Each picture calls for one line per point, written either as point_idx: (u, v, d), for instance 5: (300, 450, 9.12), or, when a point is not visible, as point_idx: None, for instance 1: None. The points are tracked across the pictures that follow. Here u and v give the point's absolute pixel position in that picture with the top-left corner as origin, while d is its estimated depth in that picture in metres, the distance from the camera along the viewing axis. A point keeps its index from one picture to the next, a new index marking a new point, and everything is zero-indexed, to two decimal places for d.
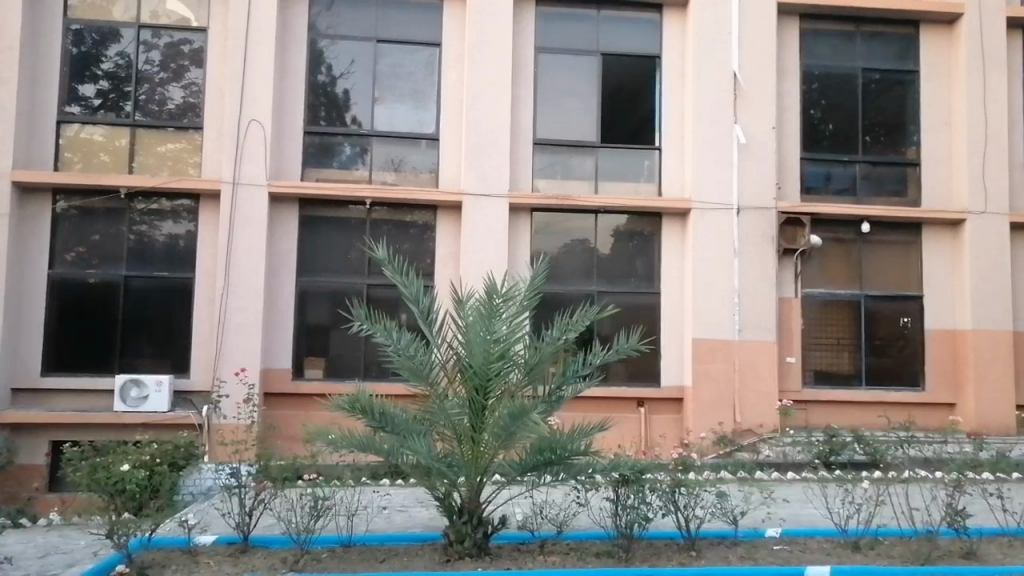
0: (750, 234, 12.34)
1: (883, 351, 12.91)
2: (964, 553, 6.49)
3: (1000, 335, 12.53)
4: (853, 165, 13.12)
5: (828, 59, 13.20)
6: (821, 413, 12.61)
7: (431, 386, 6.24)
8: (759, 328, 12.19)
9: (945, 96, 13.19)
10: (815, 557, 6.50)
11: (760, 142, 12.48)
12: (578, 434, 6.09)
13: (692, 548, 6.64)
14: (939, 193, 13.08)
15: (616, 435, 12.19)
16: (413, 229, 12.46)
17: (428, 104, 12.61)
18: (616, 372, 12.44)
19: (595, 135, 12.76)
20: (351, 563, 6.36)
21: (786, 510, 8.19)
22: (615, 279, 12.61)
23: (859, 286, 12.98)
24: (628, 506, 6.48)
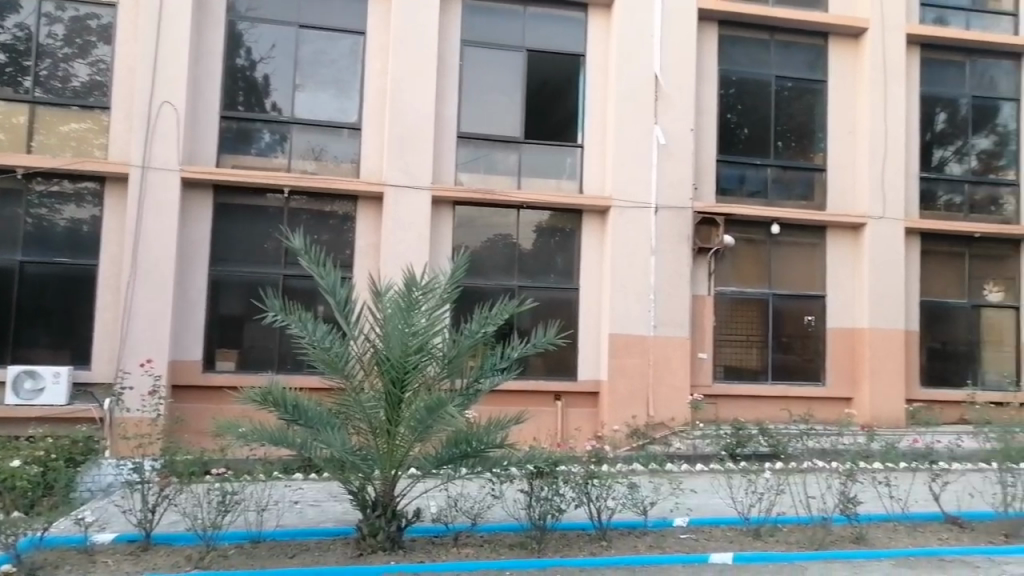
0: (667, 232, 12.69)
1: (789, 348, 13.49)
2: (854, 538, 6.89)
3: (894, 333, 13.30)
4: (765, 168, 13.62)
5: (745, 66, 13.67)
6: (729, 407, 13.08)
7: (347, 378, 6.17)
8: (673, 324, 12.56)
9: (851, 105, 13.84)
10: (718, 544, 6.76)
11: (678, 143, 12.82)
12: (493, 427, 6.13)
13: (603, 539, 6.79)
14: (843, 198, 13.72)
15: (532, 428, 12.32)
16: (333, 220, 12.25)
17: (351, 93, 12.39)
18: (534, 365, 12.55)
19: (519, 130, 12.80)
20: (260, 559, 6.22)
21: (695, 500, 8.46)
22: (535, 274, 12.73)
23: (768, 285, 13.50)
24: (541, 497, 6.57)
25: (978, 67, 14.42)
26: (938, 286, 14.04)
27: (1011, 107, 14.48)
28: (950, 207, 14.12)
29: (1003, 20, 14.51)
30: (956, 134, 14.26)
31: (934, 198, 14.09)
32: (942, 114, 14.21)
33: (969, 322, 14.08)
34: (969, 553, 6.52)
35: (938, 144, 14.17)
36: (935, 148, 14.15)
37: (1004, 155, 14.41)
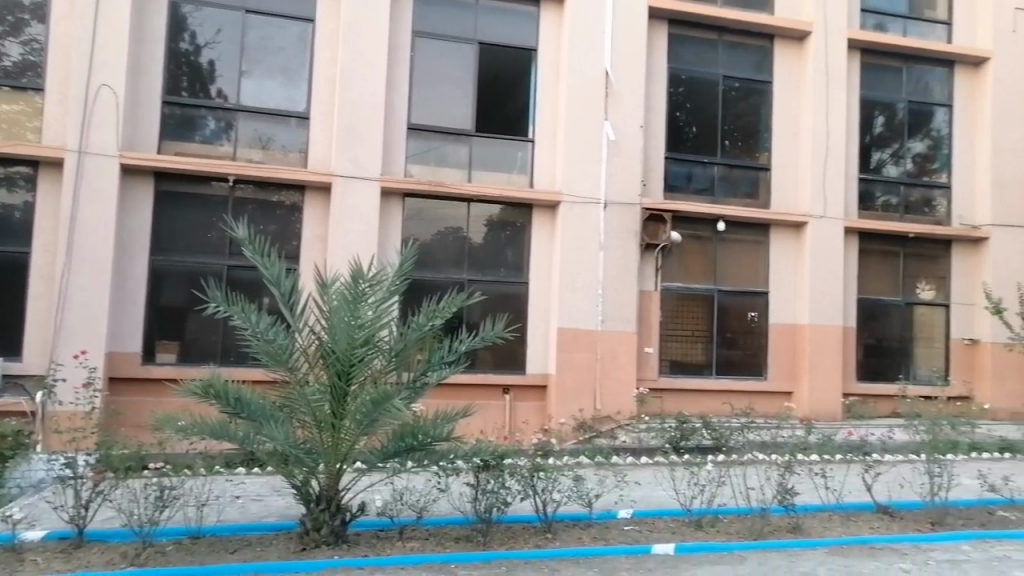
0: (615, 228, 12.83)
1: (733, 343, 13.78)
2: (791, 528, 7.08)
3: (832, 330, 13.71)
4: (713, 166, 13.85)
5: (693, 65, 13.87)
6: (674, 400, 13.31)
7: (291, 371, 6.08)
8: (620, 318, 12.72)
9: (795, 106, 14.18)
10: (661, 536, 6.88)
11: (628, 139, 12.97)
12: (440, 420, 6.11)
13: (548, 531, 6.84)
14: (787, 197, 14.06)
15: (480, 421, 12.34)
16: (280, 210, 12.03)
17: (299, 81, 12.16)
18: (482, 359, 12.55)
19: (470, 123, 12.75)
20: (198, 555, 6.09)
21: (639, 492, 8.58)
22: (485, 268, 12.71)
23: (713, 281, 13.76)
24: (488, 490, 6.59)
25: (915, 73, 14.93)
26: (874, 284, 14.52)
27: (944, 113, 15.04)
28: (887, 207, 14.60)
29: (937, 29, 15.07)
30: (893, 137, 14.74)
31: (872, 199, 14.55)
32: (881, 117, 14.67)
33: (902, 319, 14.61)
34: (898, 540, 6.77)
35: (876, 147, 14.62)
36: (873, 150, 14.60)
37: (937, 158, 14.97)
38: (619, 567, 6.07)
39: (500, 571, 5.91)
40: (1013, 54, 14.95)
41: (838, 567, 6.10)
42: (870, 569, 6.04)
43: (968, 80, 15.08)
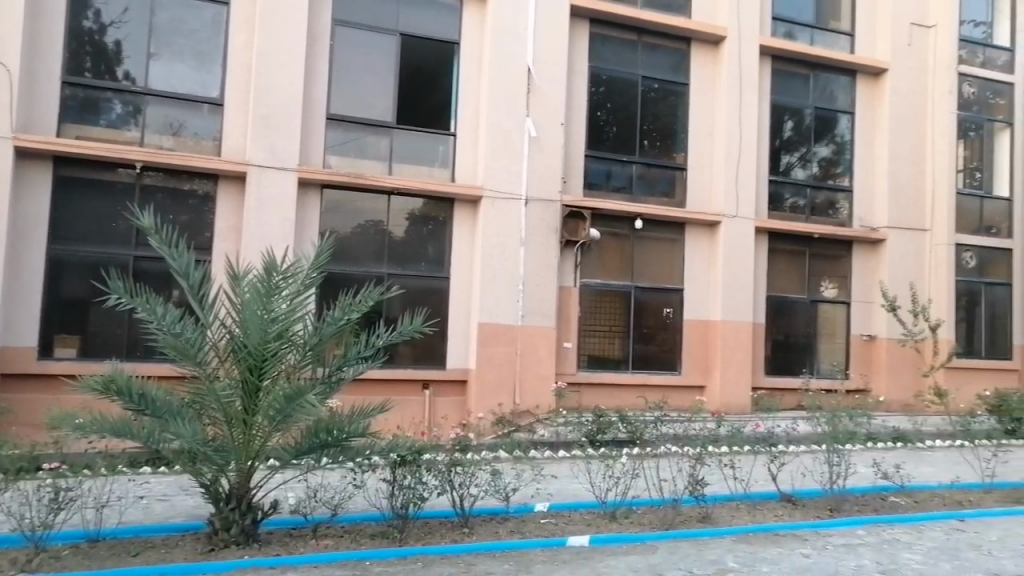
0: (536, 224, 12.93)
1: (649, 338, 14.11)
2: (701, 517, 7.31)
3: (742, 326, 14.23)
4: (631, 165, 14.12)
5: (613, 65, 14.09)
6: (592, 394, 13.52)
7: (199, 366, 5.85)
8: (540, 313, 12.84)
9: (710, 109, 14.62)
10: (577, 528, 6.98)
11: (549, 136, 13.09)
12: (356, 416, 6.02)
13: (465, 526, 6.83)
14: (701, 197, 14.48)
15: (398, 416, 12.23)
16: (192, 199, 11.58)
17: (212, 66, 11.72)
18: (402, 354, 12.43)
19: (391, 115, 12.57)
20: (97, 559, 5.79)
21: (556, 485, 8.68)
22: (406, 262, 12.58)
23: (630, 277, 14.04)
24: (404, 486, 6.53)
25: (821, 80, 15.62)
26: (782, 282, 15.14)
27: (848, 120, 15.79)
28: (795, 209, 15.23)
29: (842, 39, 15.78)
30: (801, 141, 15.38)
31: (781, 200, 15.14)
32: (790, 122, 15.28)
33: (807, 316, 15.29)
34: (800, 527, 7.08)
35: (785, 150, 15.23)
36: (783, 153, 15.20)
37: (841, 163, 15.70)
38: (534, 559, 6.13)
39: (416, 566, 5.87)
40: (909, 67, 15.85)
41: (744, 553, 6.34)
42: (774, 555, 6.30)
43: (869, 89, 15.89)
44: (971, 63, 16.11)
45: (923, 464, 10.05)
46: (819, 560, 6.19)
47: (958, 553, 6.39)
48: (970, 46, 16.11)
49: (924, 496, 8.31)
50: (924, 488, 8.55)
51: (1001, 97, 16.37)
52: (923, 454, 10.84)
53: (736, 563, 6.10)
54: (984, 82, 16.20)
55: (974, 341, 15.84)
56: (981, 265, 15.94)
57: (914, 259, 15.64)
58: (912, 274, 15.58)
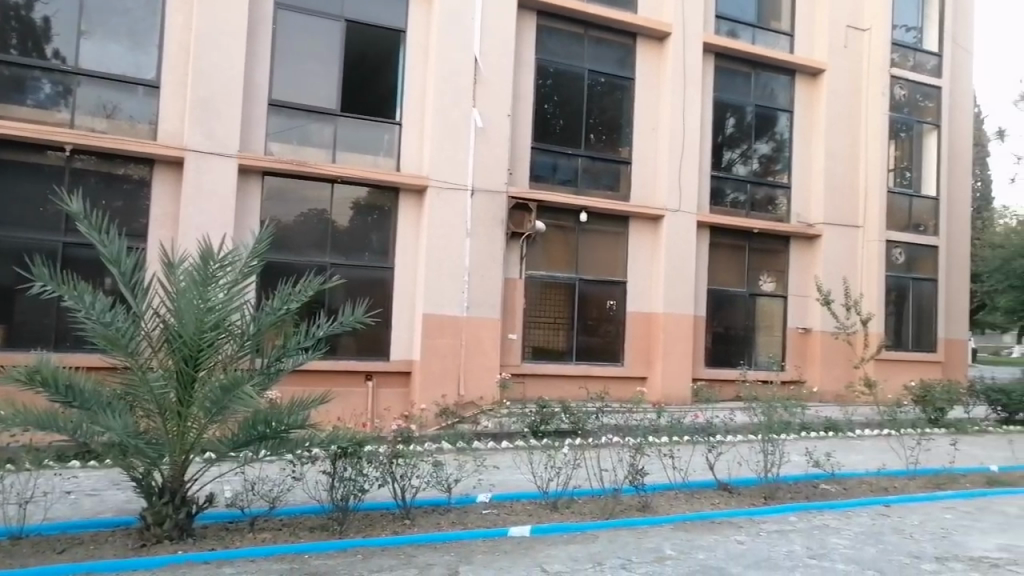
0: (481, 215, 12.92)
1: (593, 330, 14.25)
2: (640, 506, 7.41)
3: (684, 318, 14.50)
4: (577, 158, 14.18)
5: (560, 58, 14.13)
6: (536, 385, 13.61)
7: (131, 357, 5.65)
8: (485, 304, 12.84)
9: (654, 104, 14.81)
10: (517, 518, 7.02)
11: (495, 127, 13.06)
12: (295, 407, 5.90)
13: (406, 517, 6.80)
14: (645, 191, 14.67)
15: (340, 408, 12.07)
16: (126, 184, 11.19)
17: (147, 46, 11.33)
18: (345, 345, 12.27)
19: (335, 103, 12.35)
20: (19, 557, 5.57)
21: (498, 476, 8.70)
22: (349, 252, 12.41)
23: (575, 270, 14.14)
24: (344, 478, 6.46)
25: (762, 79, 15.96)
26: (722, 276, 15.46)
27: (787, 118, 16.18)
28: (735, 204, 15.56)
29: (782, 39, 16.15)
30: (742, 138, 15.71)
31: (722, 196, 15.45)
32: (731, 119, 15.58)
33: (746, 309, 15.66)
34: (736, 515, 7.26)
35: (727, 147, 15.54)
36: (724, 149, 15.50)
37: (780, 160, 16.09)
38: (475, 550, 6.14)
39: (355, 558, 5.82)
40: (844, 68, 16.34)
41: (681, 541, 6.47)
42: (710, 542, 6.45)
43: (807, 89, 16.32)
44: (903, 66, 16.68)
45: (852, 453, 10.41)
46: (753, 546, 6.37)
47: (882, 538, 6.65)
48: (902, 49, 16.67)
49: (853, 483, 8.61)
50: (853, 476, 8.86)
51: (930, 100, 17.00)
52: (852, 443, 11.23)
53: (674, 550, 6.22)
54: (914, 85, 16.79)
55: (902, 335, 16.47)
56: (910, 261, 16.56)
57: (847, 255, 16.16)
58: (845, 269, 16.11)
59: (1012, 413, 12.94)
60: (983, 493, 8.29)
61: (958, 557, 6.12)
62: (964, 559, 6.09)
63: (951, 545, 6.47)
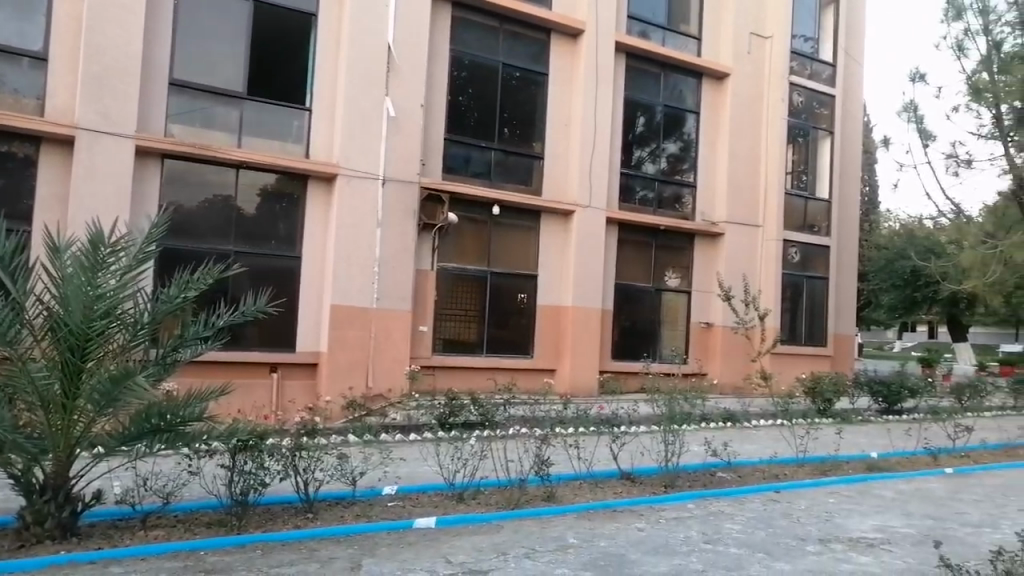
0: (393, 206, 12.78)
1: (504, 323, 14.31)
2: (545, 496, 7.50)
3: (592, 311, 14.80)
4: (490, 151, 14.19)
5: (475, 50, 14.09)
6: (446, 377, 13.58)
7: (9, 347, 5.25)
8: (395, 295, 12.72)
9: (567, 100, 15.00)
10: (423, 510, 6.99)
11: (408, 117, 12.93)
12: (191, 400, 5.63)
13: (309, 511, 6.65)
14: (557, 186, 14.85)
15: (243, 400, 11.70)
16: (10, 162, 10.46)
17: (34, 16, 10.64)
18: (248, 335, 11.90)
19: (241, 85, 11.92)
20: None
21: (405, 468, 8.64)
22: (254, 240, 12.03)
23: (487, 263, 14.16)
24: (243, 472, 6.26)
25: (670, 81, 16.40)
26: (630, 271, 15.85)
27: (694, 119, 16.69)
28: (644, 201, 15.96)
29: (690, 43, 16.65)
30: (651, 137, 16.12)
31: (631, 193, 15.82)
32: (642, 118, 15.96)
33: (652, 303, 16.10)
34: (636, 503, 7.47)
35: (637, 145, 15.91)
36: (634, 147, 15.87)
37: (687, 160, 16.58)
38: (379, 543, 6.08)
39: (254, 554, 5.66)
40: (747, 74, 17.00)
41: (583, 530, 6.60)
42: (611, 530, 6.61)
43: (712, 92, 16.87)
44: (801, 74, 17.54)
45: (747, 443, 10.88)
46: (651, 533, 6.57)
47: (772, 522, 6.99)
48: (800, 58, 17.52)
49: (748, 471, 9.01)
50: (748, 464, 9.28)
51: (825, 108, 17.93)
52: (748, 432, 11.75)
53: (576, 539, 6.34)
54: (811, 93, 17.66)
55: (796, 330, 17.32)
56: (805, 259, 17.44)
57: (747, 253, 16.85)
58: (745, 267, 16.79)
59: (891, 403, 13.83)
60: (864, 478, 8.84)
61: (839, 539, 6.49)
62: (844, 540, 6.47)
63: (833, 527, 6.86)
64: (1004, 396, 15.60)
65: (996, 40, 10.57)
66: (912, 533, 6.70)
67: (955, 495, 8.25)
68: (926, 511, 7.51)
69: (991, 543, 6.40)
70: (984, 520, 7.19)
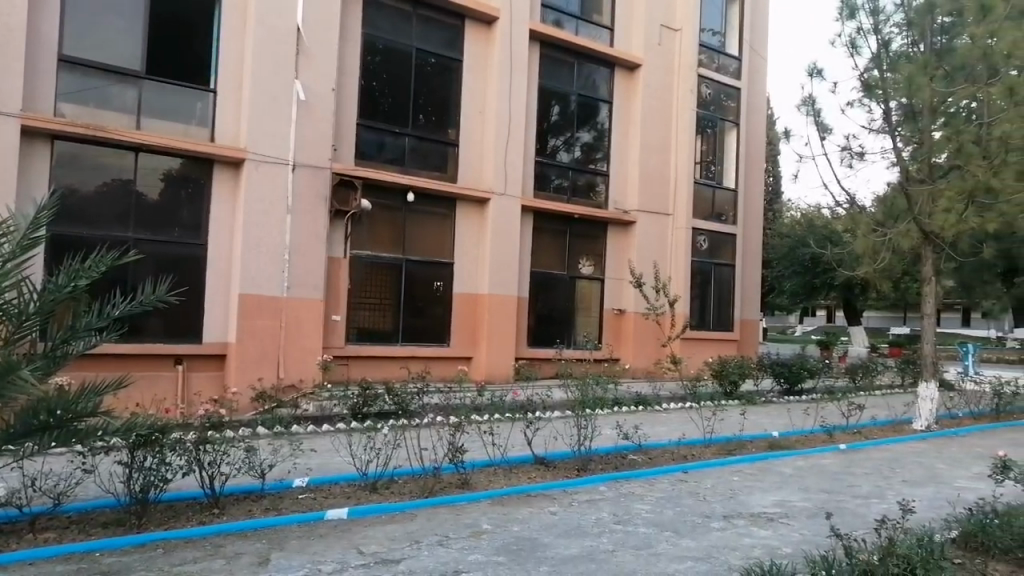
0: (304, 191, 12.45)
1: (420, 312, 14.20)
2: (459, 483, 7.50)
3: (507, 299, 14.88)
4: (404, 137, 14.00)
5: (388, 34, 13.84)
6: (359, 367, 13.39)
7: None
8: (306, 284, 12.42)
9: (481, 88, 14.96)
10: (335, 501, 6.88)
11: (319, 101, 12.61)
12: (86, 394, 5.24)
13: (215, 506, 6.45)
14: (472, 173, 14.82)
15: (147, 393, 11.23)
16: None
17: None
18: (150, 326, 11.39)
19: (139, 64, 11.36)
20: None
21: (316, 459, 8.46)
22: (156, 227, 11.50)
23: (402, 251, 14.00)
24: (143, 468, 6.02)
25: (584, 70, 16.57)
26: (544, 259, 15.99)
27: (607, 109, 16.92)
28: (559, 190, 16.13)
29: (604, 33, 16.86)
30: (566, 126, 16.28)
31: (546, 181, 15.97)
32: (556, 107, 16.09)
33: (567, 290, 16.32)
34: (549, 487, 7.57)
35: (552, 133, 16.04)
36: (549, 136, 15.99)
37: (600, 149, 16.82)
38: (287, 536, 5.95)
39: (155, 553, 5.45)
40: (658, 65, 17.36)
41: (497, 515, 6.65)
42: (525, 515, 6.68)
43: (625, 82, 17.16)
44: (709, 67, 18.07)
45: (658, 425, 11.18)
46: (564, 516, 6.67)
47: (680, 501, 7.22)
48: (708, 51, 18.05)
49: (657, 453, 9.26)
50: (658, 446, 9.53)
51: (731, 101, 18.54)
52: (659, 414, 12.08)
53: (489, 525, 6.38)
54: (719, 85, 18.22)
55: (705, 315, 17.90)
56: (712, 247, 18.02)
57: (658, 241, 17.27)
58: (656, 255, 17.20)
59: (792, 384, 14.43)
60: (765, 456, 9.23)
61: (741, 514, 6.77)
62: (746, 515, 6.75)
63: (736, 504, 7.14)
64: (892, 375, 16.60)
65: (885, 40, 11.14)
66: (807, 506, 7.06)
67: (847, 469, 8.73)
68: (820, 484, 7.92)
69: (877, 512, 6.81)
70: (872, 491, 7.65)
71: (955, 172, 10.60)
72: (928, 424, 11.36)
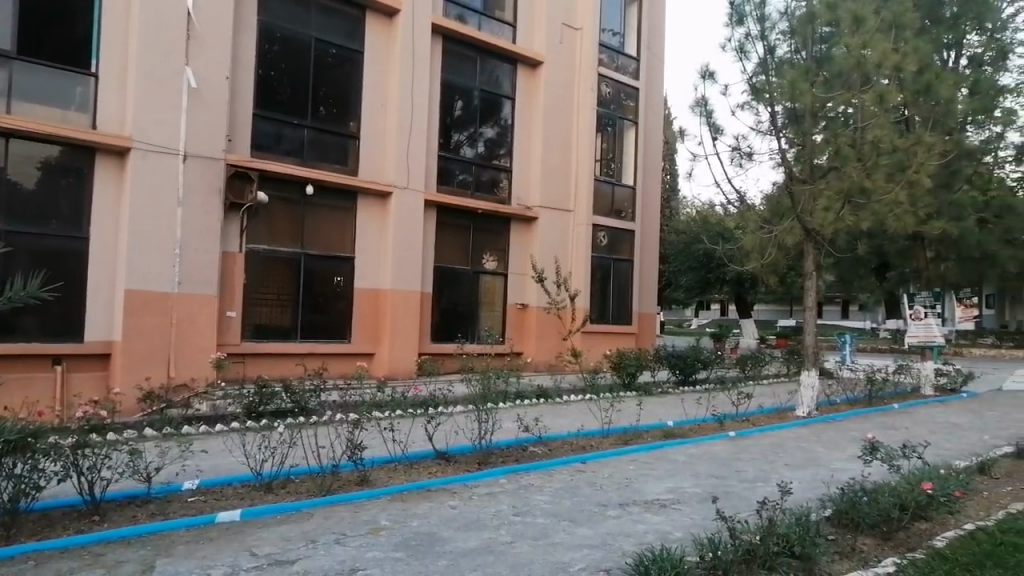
0: (195, 183, 11.94)
1: (320, 308, 13.90)
2: (358, 481, 7.39)
3: (410, 294, 14.77)
4: (302, 129, 13.65)
5: (287, 22, 13.43)
6: (256, 365, 13.00)
7: None
8: (198, 279, 11.93)
9: (382, 80, 14.75)
10: (228, 503, 6.66)
11: (211, 89, 12.13)
12: None
13: (94, 514, 6.12)
14: (373, 167, 14.60)
15: (19, 396, 10.49)
16: None
17: None
18: (26, 325, 10.67)
19: (9, 43, 10.59)
20: None
21: (208, 460, 8.16)
22: (30, 218, 10.76)
23: (301, 245, 13.66)
24: (11, 476, 5.55)
25: (487, 66, 16.60)
26: (448, 254, 15.96)
27: (510, 105, 17.02)
28: (462, 185, 16.11)
29: (507, 29, 16.94)
30: (469, 121, 16.29)
31: (450, 176, 15.92)
32: (459, 102, 16.07)
33: (470, 285, 16.34)
34: (450, 482, 7.57)
35: (455, 128, 16.02)
36: (452, 131, 15.97)
37: (503, 145, 16.89)
38: (174, 541, 5.71)
39: (24, 566, 5.12)
40: (560, 62, 17.59)
41: (397, 511, 6.60)
42: (424, 510, 6.65)
43: (527, 79, 17.31)
44: (609, 66, 18.50)
45: (558, 417, 11.38)
46: (464, 510, 6.70)
47: (577, 491, 7.38)
48: (608, 51, 18.47)
49: (557, 444, 9.43)
50: (557, 437, 9.71)
51: (631, 100, 19.03)
52: (559, 406, 12.30)
53: (389, 521, 6.33)
54: (618, 85, 18.67)
55: (605, 309, 18.34)
56: (612, 243, 18.46)
57: (560, 237, 17.53)
58: (558, 250, 17.46)
59: (686, 375, 14.97)
60: (660, 445, 9.54)
61: (635, 502, 6.98)
62: (640, 503, 6.97)
63: (631, 492, 7.35)
64: (779, 365, 17.52)
65: (771, 46, 11.71)
66: (697, 491, 7.36)
67: (735, 455, 9.15)
68: (710, 470, 8.28)
69: (760, 495, 7.18)
70: (758, 475, 8.05)
71: (834, 172, 11.22)
72: (810, 410, 12.04)
